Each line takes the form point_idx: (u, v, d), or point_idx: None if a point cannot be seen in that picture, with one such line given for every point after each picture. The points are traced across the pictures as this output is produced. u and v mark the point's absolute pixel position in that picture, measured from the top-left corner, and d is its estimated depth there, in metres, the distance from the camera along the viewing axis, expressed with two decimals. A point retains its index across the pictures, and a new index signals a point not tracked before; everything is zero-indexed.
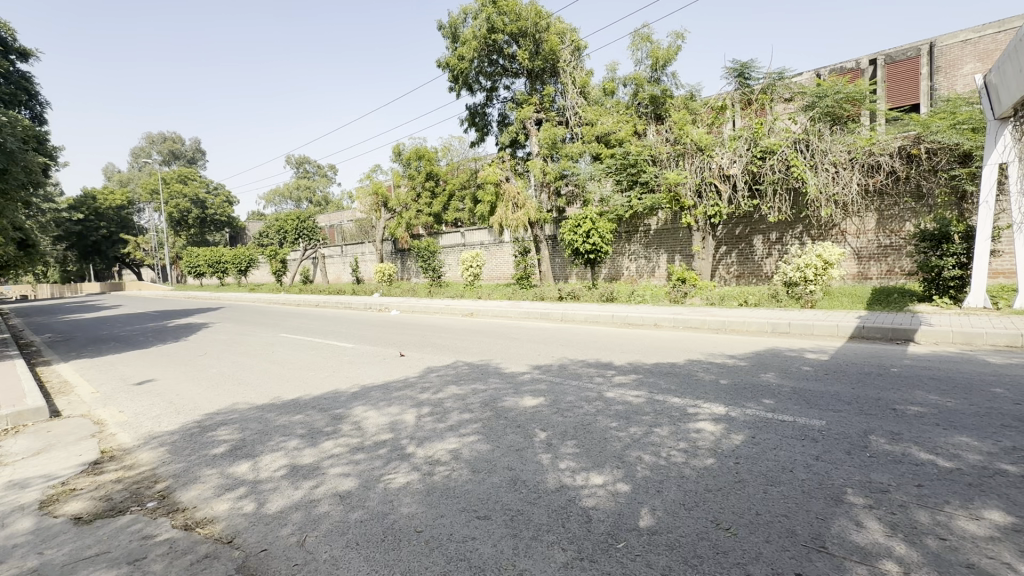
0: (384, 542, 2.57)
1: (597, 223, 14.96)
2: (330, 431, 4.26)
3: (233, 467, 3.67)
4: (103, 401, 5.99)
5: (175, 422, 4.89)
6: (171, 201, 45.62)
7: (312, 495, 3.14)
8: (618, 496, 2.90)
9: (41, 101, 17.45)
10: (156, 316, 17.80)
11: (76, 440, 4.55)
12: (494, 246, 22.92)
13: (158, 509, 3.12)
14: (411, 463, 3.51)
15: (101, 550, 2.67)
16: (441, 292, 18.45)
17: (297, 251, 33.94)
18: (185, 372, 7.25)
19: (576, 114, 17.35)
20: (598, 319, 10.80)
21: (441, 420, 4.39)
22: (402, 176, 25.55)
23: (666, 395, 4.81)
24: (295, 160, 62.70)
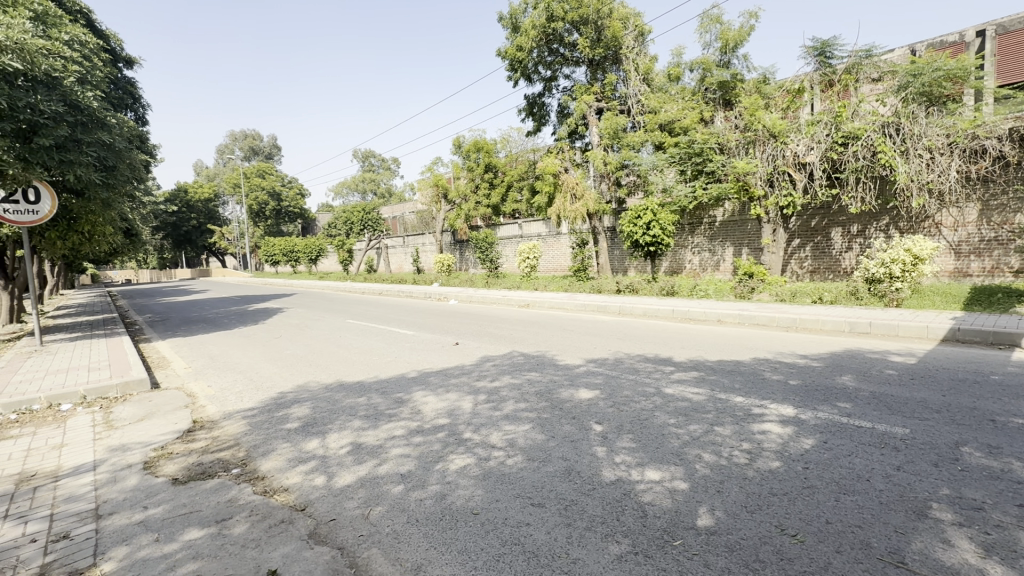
0: (442, 522, 2.67)
1: (659, 215, 14.48)
2: (392, 413, 4.46)
3: (305, 442, 3.94)
4: (194, 376, 6.63)
5: (254, 398, 5.33)
6: (251, 194, 49.12)
7: (375, 473, 3.32)
8: (676, 493, 2.84)
9: (143, 104, 19.30)
10: (237, 300, 19.30)
11: (172, 410, 5.07)
12: (552, 238, 22.94)
13: (239, 476, 3.41)
14: (468, 448, 3.62)
15: (193, 509, 2.97)
16: (498, 283, 18.62)
17: (363, 241, 35.50)
18: (263, 353, 7.86)
19: (639, 102, 16.89)
20: (658, 313, 10.52)
21: (497, 408, 4.47)
22: (461, 168, 26.02)
23: (729, 393, 4.62)
24: (362, 154, 65.62)
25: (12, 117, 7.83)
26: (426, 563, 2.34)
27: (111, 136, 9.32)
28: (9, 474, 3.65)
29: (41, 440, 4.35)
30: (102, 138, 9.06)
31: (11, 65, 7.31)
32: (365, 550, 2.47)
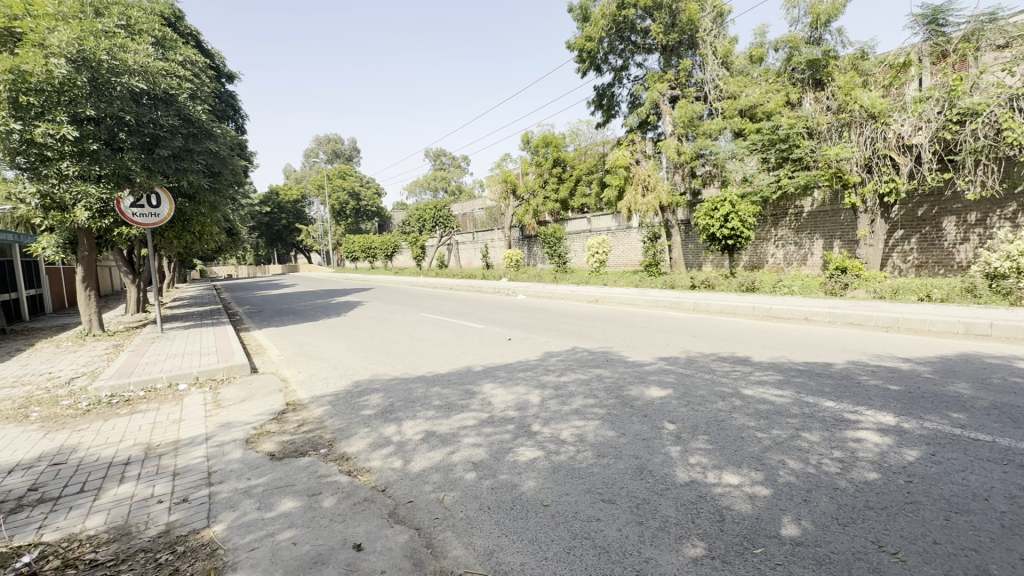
0: (513, 511, 2.73)
1: (738, 206, 13.64)
2: (463, 404, 4.61)
3: (383, 428, 4.18)
4: (286, 363, 7.25)
5: (338, 384, 5.73)
6: (334, 195, 52.49)
7: (449, 459, 3.46)
8: (756, 499, 2.69)
9: (242, 115, 21.22)
10: (322, 294, 20.77)
11: (268, 392, 5.58)
12: (622, 232, 22.51)
13: (327, 455, 3.69)
14: (537, 441, 3.66)
15: (288, 482, 3.26)
16: (567, 278, 18.51)
17: (435, 237, 36.74)
18: (345, 343, 8.43)
19: (717, 87, 16.07)
20: (736, 311, 9.98)
21: (565, 403, 4.48)
22: (530, 163, 26.12)
23: (817, 397, 4.29)
24: (434, 153, 67.92)
25: (138, 132, 8.96)
26: (497, 550, 2.41)
27: (217, 144, 10.35)
28: (140, 442, 4.20)
29: (164, 415, 4.96)
30: (210, 147, 10.09)
31: (138, 86, 8.50)
32: (440, 533, 2.58)
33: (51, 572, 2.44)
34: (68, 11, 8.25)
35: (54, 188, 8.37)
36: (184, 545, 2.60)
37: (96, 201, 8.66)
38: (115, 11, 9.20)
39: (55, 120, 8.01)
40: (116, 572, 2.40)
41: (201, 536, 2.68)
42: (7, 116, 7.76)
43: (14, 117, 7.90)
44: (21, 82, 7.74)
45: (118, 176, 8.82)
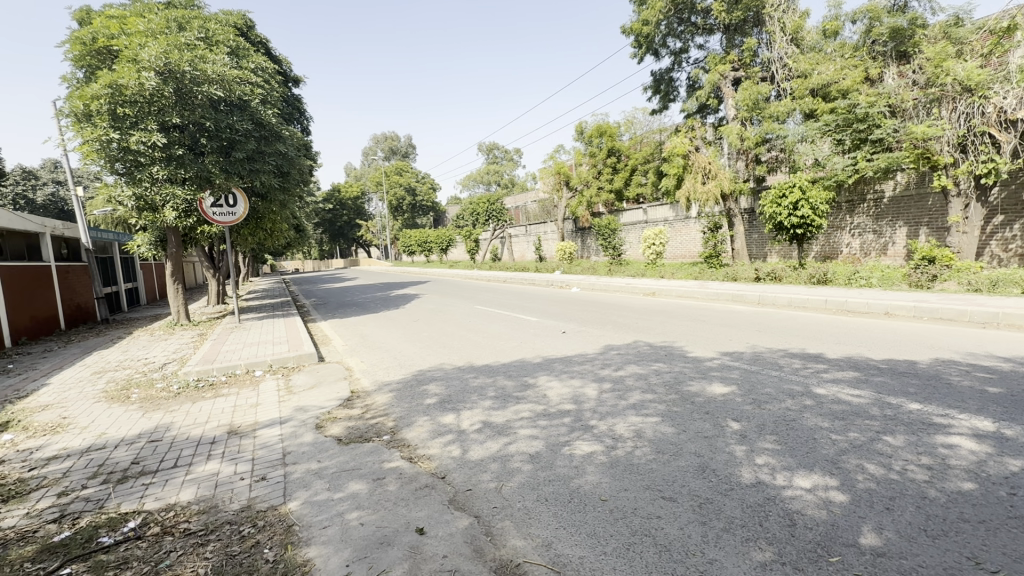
0: (570, 503, 2.73)
1: (809, 192, 12.74)
2: (519, 396, 4.65)
3: (442, 417, 4.29)
4: (350, 352, 7.62)
5: (398, 373, 5.95)
6: (391, 191, 54.28)
7: (506, 450, 3.50)
8: (831, 505, 2.53)
9: (307, 116, 22.33)
10: (381, 287, 21.54)
11: (335, 380, 5.89)
12: (680, 222, 21.77)
13: (389, 442, 3.84)
14: (594, 435, 3.63)
15: (355, 466, 3.43)
16: (622, 271, 18.11)
17: (488, 231, 37.10)
18: (404, 334, 8.72)
19: (786, 66, 15.08)
20: (806, 304, 9.38)
21: (622, 397, 4.41)
22: (583, 154, 25.78)
23: (900, 398, 3.96)
24: (486, 147, 68.62)
25: (217, 137, 9.65)
26: (555, 541, 2.42)
27: (286, 146, 10.97)
28: (224, 424, 4.56)
29: (243, 399, 5.36)
30: (280, 149, 10.72)
31: (215, 93, 9.17)
32: (499, 522, 2.62)
33: (152, 537, 2.71)
34: (156, 28, 9.10)
35: (146, 191, 9.18)
36: (263, 520, 2.80)
37: (182, 202, 9.40)
38: (195, 25, 9.93)
39: (147, 129, 8.77)
40: (206, 541, 2.63)
41: (279, 513, 2.88)
42: (108, 126, 8.56)
43: (112, 127, 8.65)
44: (119, 95, 8.53)
45: (200, 178, 9.55)
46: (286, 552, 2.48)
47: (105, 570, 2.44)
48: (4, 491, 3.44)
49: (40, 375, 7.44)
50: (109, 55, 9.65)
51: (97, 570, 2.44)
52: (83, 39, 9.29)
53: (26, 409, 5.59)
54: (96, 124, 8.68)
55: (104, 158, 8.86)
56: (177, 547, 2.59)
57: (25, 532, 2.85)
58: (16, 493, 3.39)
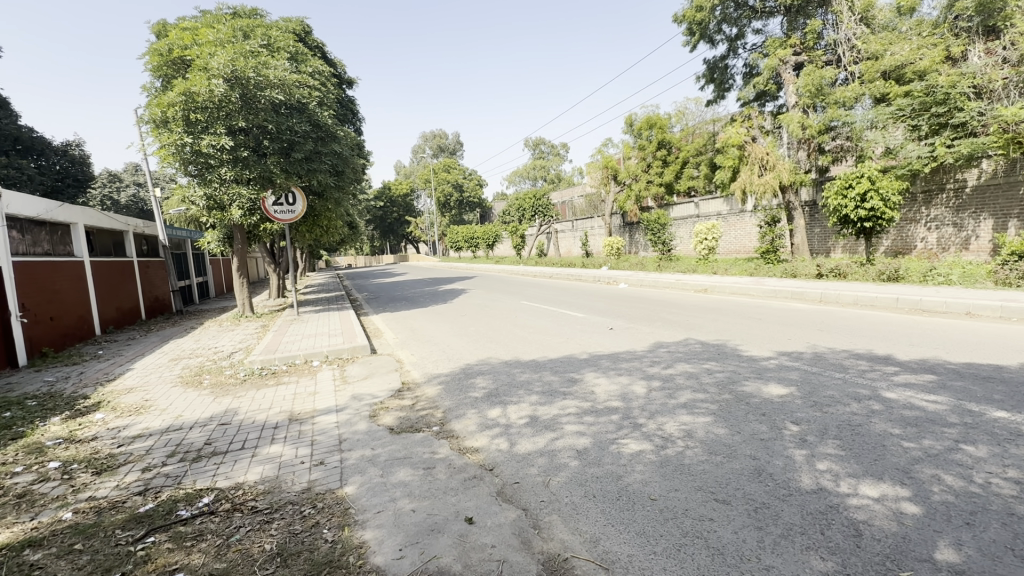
0: (619, 501, 2.70)
1: (879, 182, 11.86)
2: (566, 392, 4.64)
3: (489, 410, 4.36)
4: (400, 346, 7.85)
5: (447, 367, 6.08)
6: (439, 187, 55.27)
7: (553, 445, 3.51)
8: (902, 516, 2.37)
9: (360, 117, 23.06)
10: (429, 282, 22.06)
11: (386, 371, 6.09)
12: (735, 216, 20.89)
13: (438, 433, 3.94)
14: (643, 434, 3.56)
15: (406, 455, 3.55)
16: (672, 267, 17.59)
17: (534, 226, 37.03)
18: (451, 328, 8.89)
19: (853, 48, 14.10)
20: (874, 303, 8.77)
21: (672, 396, 4.30)
22: (632, 147, 25.22)
23: (984, 406, 3.63)
24: (533, 142, 68.52)
25: (278, 139, 10.19)
26: (603, 538, 2.40)
27: (340, 146, 11.42)
28: (285, 410, 4.83)
29: (302, 388, 5.65)
30: (335, 149, 11.17)
31: (276, 97, 9.69)
32: (547, 516, 2.64)
33: (224, 512, 2.92)
34: (224, 37, 9.69)
35: (215, 191, 9.80)
36: (322, 502, 2.96)
37: (247, 201, 9.99)
38: (258, 33, 10.49)
39: (216, 133, 9.38)
40: (271, 519, 2.80)
41: (336, 496, 3.03)
42: (182, 132, 9.25)
43: (186, 133, 9.34)
44: (191, 102, 9.16)
45: (263, 178, 10.13)
46: (343, 533, 2.61)
47: (184, 540, 2.66)
48: (97, 464, 3.81)
49: (125, 360, 8.16)
50: (183, 65, 10.34)
51: (178, 540, 2.66)
52: (161, 51, 10.03)
53: (114, 391, 6.15)
54: (172, 129, 9.38)
55: (179, 160, 9.53)
56: (245, 523, 2.78)
57: (115, 502, 3.14)
58: (108, 466, 3.75)
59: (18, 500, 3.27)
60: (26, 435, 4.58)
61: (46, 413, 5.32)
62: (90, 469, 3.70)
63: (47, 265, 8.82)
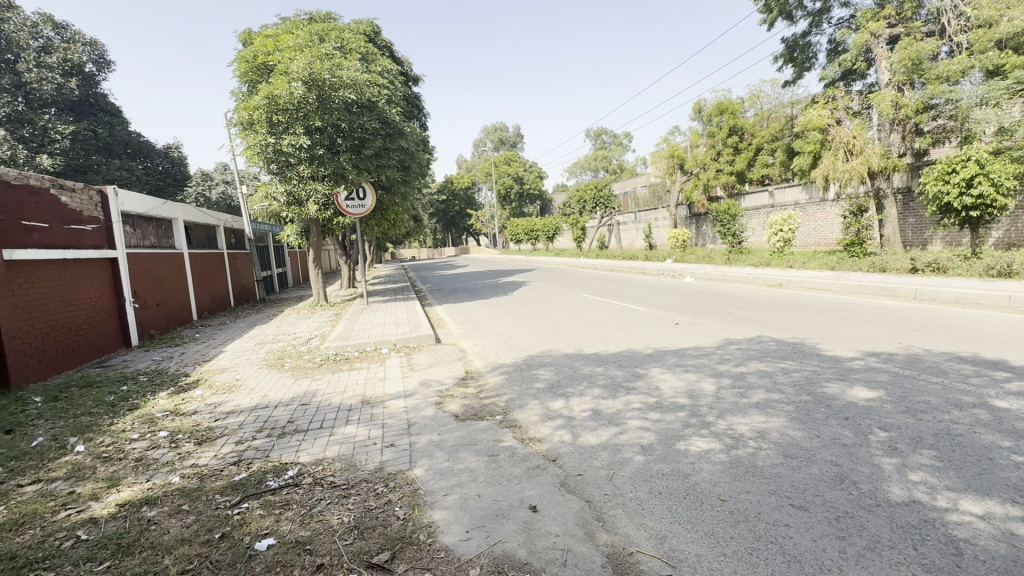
0: (686, 500, 2.64)
1: (989, 166, 10.58)
2: (630, 386, 4.58)
3: (551, 401, 4.39)
4: (463, 336, 8.07)
5: (509, 357, 6.18)
6: (500, 180, 55.78)
7: (617, 439, 3.48)
8: (1013, 537, 2.14)
9: (425, 113, 23.64)
10: (490, 274, 22.34)
11: (451, 360, 6.28)
12: (815, 205, 19.45)
13: (502, 422, 4.02)
14: (712, 432, 3.45)
15: (471, 441, 3.66)
16: (742, 260, 16.69)
17: (595, 218, 36.45)
18: (513, 320, 8.99)
19: (960, 15, 12.61)
20: (980, 301, 7.88)
21: (743, 395, 4.11)
22: (701, 135, 24.11)
23: None
24: (594, 133, 67.30)
25: (351, 136, 10.71)
26: (670, 536, 2.36)
27: (407, 141, 11.81)
28: (358, 394, 5.14)
29: (373, 373, 5.96)
30: (402, 144, 11.59)
31: (349, 97, 10.17)
32: (611, 509, 2.63)
33: (307, 485, 3.17)
34: (302, 42, 10.29)
35: (295, 188, 10.47)
36: (393, 481, 3.13)
37: (322, 196, 10.60)
38: (332, 36, 11.06)
39: (295, 133, 10.00)
40: (348, 494, 3.00)
41: (407, 476, 3.18)
42: (266, 133, 9.95)
43: (269, 133, 10.03)
44: (274, 104, 9.81)
45: (336, 174, 10.70)
46: (414, 512, 2.75)
47: (273, 508, 2.91)
48: (198, 435, 4.24)
49: (219, 343, 8.99)
50: (266, 71, 11.11)
51: (268, 507, 2.92)
52: (247, 58, 10.83)
53: (210, 371, 6.80)
54: (257, 131, 10.11)
55: (263, 159, 10.26)
56: (325, 496, 3.00)
57: (215, 470, 3.50)
58: (207, 437, 4.16)
59: (136, 463, 3.72)
60: (140, 406, 5.19)
61: (155, 388, 5.98)
62: (192, 440, 4.14)
63: (153, 257, 9.86)
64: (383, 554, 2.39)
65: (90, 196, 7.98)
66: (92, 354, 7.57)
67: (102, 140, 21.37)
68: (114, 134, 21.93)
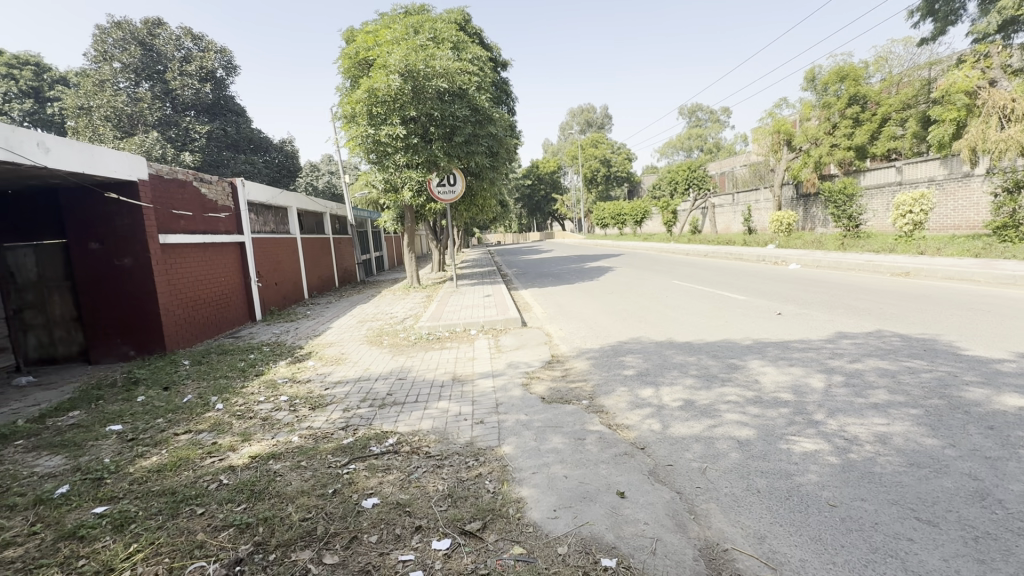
0: (789, 501, 2.47)
1: None
2: (726, 378, 4.34)
3: (640, 389, 4.29)
4: (549, 320, 8.12)
5: (595, 343, 6.13)
6: (587, 163, 54.69)
7: (711, 432, 3.33)
8: None
9: (513, 98, 23.68)
10: (576, 259, 22.10)
11: (537, 344, 6.37)
12: (955, 182, 16.83)
13: (588, 406, 4.01)
14: (821, 432, 3.17)
15: (558, 423, 3.70)
16: (859, 246, 14.92)
17: (688, 201, 34.48)
18: (600, 306, 8.85)
19: None
20: None
21: (860, 394, 3.73)
22: (813, 106, 21.76)
23: None
24: (689, 110, 63.46)
25: (443, 124, 11.07)
26: (770, 537, 2.23)
27: (496, 127, 11.97)
28: (450, 371, 5.42)
29: (463, 353, 6.23)
30: (491, 131, 11.76)
31: (441, 86, 10.49)
32: (703, 503, 2.53)
33: (405, 453, 3.41)
34: (399, 36, 10.77)
35: (392, 176, 11.08)
36: (483, 456, 3.27)
37: (415, 183, 11.13)
38: (426, 27, 11.44)
39: (392, 123, 10.54)
40: (442, 465, 3.19)
41: (496, 453, 3.31)
42: (366, 124, 10.60)
43: (369, 125, 10.66)
44: (374, 97, 10.39)
45: (429, 162, 11.14)
46: (503, 486, 2.86)
47: (377, 471, 3.18)
48: (312, 401, 4.74)
49: (326, 320, 9.88)
50: (366, 66, 11.79)
51: (372, 470, 3.20)
52: (350, 54, 11.57)
53: (320, 345, 7.52)
54: (358, 123, 10.80)
55: (364, 150, 10.96)
56: (421, 465, 3.22)
57: (327, 432, 3.89)
58: (320, 403, 4.64)
59: (263, 422, 4.25)
60: (265, 373, 5.90)
61: (275, 357, 6.75)
62: (307, 405, 4.63)
63: (273, 241, 11.02)
64: (475, 523, 2.52)
65: (223, 187, 9.06)
66: (225, 326, 8.70)
67: (230, 138, 24.16)
68: (239, 131, 24.66)
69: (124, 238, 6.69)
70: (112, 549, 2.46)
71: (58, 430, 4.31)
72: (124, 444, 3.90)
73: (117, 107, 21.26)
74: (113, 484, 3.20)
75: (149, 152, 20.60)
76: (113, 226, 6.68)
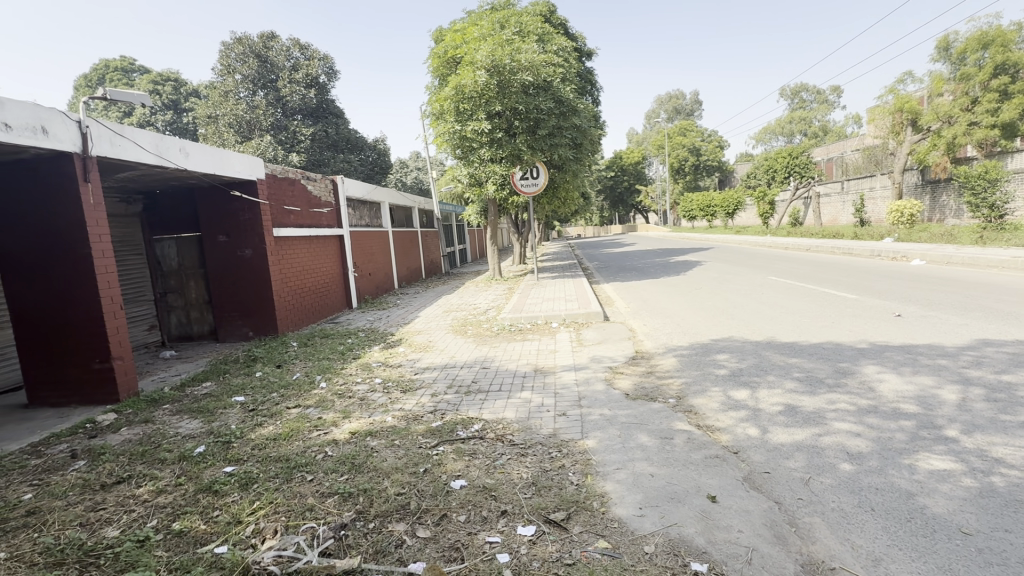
0: (911, 524, 2.21)
1: None
2: (834, 383, 3.96)
3: (734, 391, 4.05)
4: (633, 315, 7.91)
5: (683, 340, 5.88)
6: (674, 153, 52.18)
7: (817, 441, 3.06)
8: None
9: (598, 87, 23.13)
10: (661, 253, 21.18)
11: (621, 339, 6.24)
12: None
13: (676, 406, 3.87)
14: (953, 451, 2.79)
15: (644, 421, 3.61)
16: (1002, 240, 12.83)
17: (788, 191, 31.70)
18: (687, 301, 8.46)
19: None
20: None
21: (1004, 411, 3.23)
22: (946, 80, 18.99)
23: None
24: (791, 91, 58.15)
25: (527, 117, 11.11)
26: (886, 560, 2.02)
27: (580, 118, 11.80)
28: (532, 362, 5.48)
29: (545, 345, 6.27)
30: (575, 122, 11.61)
31: (526, 79, 10.53)
32: (807, 516, 2.35)
33: (490, 439, 3.52)
34: (486, 32, 10.97)
35: (476, 170, 11.35)
36: (566, 448, 3.28)
37: (499, 177, 11.30)
38: (512, 22, 11.55)
39: (478, 118, 10.76)
40: (525, 453, 3.26)
41: (579, 446, 3.31)
42: (453, 121, 10.92)
43: (456, 121, 10.95)
44: (461, 93, 10.66)
45: (513, 155, 11.27)
46: (587, 480, 2.85)
47: (464, 454, 3.31)
48: (403, 385, 5.04)
49: (414, 309, 10.42)
50: (453, 63, 12.14)
51: (459, 453, 3.34)
52: (439, 53, 11.99)
53: (409, 332, 7.96)
54: (446, 119, 11.15)
55: (451, 146, 11.34)
56: (506, 452, 3.30)
57: (417, 415, 4.12)
58: (409, 388, 4.91)
59: (361, 401, 4.60)
60: (361, 357, 6.37)
61: (370, 342, 7.26)
62: (398, 388, 4.92)
63: (367, 234, 11.79)
64: (560, 513, 2.54)
65: (326, 184, 9.83)
66: (326, 313, 9.49)
67: (332, 138, 25.95)
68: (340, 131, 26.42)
69: (244, 229, 7.51)
70: (239, 504, 2.80)
71: (195, 397, 4.98)
72: (246, 413, 4.41)
73: (239, 114, 23.97)
74: (239, 447, 3.64)
75: (263, 153, 23.09)
76: (236, 220, 7.52)
